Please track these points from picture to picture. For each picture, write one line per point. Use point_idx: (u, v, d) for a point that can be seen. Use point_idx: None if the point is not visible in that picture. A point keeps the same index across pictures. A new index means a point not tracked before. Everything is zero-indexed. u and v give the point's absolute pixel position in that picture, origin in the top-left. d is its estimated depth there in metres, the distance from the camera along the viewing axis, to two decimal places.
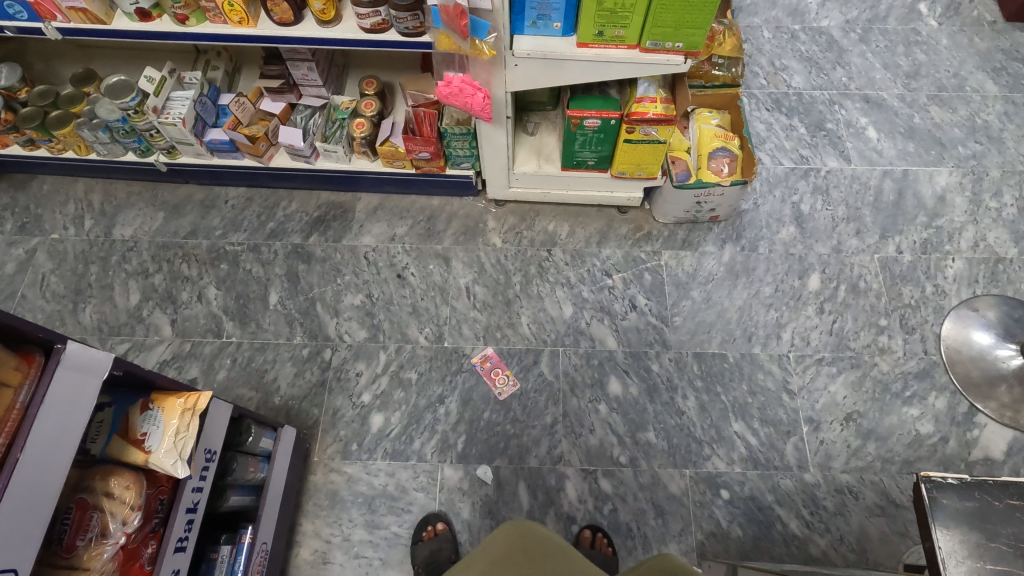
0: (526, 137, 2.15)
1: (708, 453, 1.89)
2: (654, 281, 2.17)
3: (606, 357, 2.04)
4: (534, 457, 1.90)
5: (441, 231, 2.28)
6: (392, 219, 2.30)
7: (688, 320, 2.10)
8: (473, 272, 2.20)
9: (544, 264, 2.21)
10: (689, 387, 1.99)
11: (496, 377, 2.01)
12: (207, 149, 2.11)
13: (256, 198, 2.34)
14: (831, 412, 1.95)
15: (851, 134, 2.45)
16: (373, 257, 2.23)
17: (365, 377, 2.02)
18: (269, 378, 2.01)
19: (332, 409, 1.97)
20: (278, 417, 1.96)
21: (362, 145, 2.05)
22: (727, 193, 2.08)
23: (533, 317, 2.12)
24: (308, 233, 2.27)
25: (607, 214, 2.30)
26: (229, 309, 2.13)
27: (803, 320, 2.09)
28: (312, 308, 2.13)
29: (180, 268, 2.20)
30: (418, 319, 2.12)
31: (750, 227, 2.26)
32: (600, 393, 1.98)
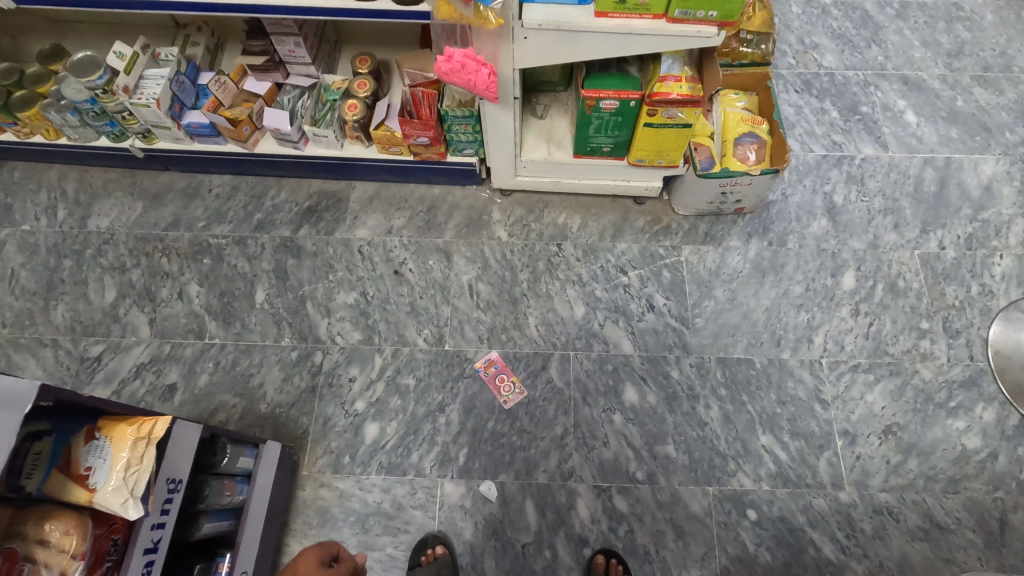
0: (535, 120, 1.96)
1: (733, 468, 1.73)
2: (673, 279, 1.99)
3: (621, 362, 1.87)
4: (543, 471, 1.74)
5: (443, 223, 2.10)
6: (390, 210, 2.13)
7: (710, 322, 1.92)
8: (477, 267, 2.03)
9: (553, 259, 2.04)
10: (713, 396, 1.82)
11: (501, 385, 1.84)
12: (186, 133, 1.93)
13: (242, 186, 2.17)
14: (868, 424, 1.78)
15: (888, 118, 2.25)
16: (368, 250, 2.06)
17: (359, 383, 1.86)
18: (255, 384, 1.86)
19: (323, 417, 1.81)
20: (265, 426, 1.80)
21: (355, 128, 1.86)
22: (756, 182, 1.89)
23: (542, 318, 1.95)
24: (298, 225, 2.10)
25: (623, 205, 2.12)
26: (213, 308, 1.97)
27: (837, 322, 1.92)
28: (302, 307, 1.97)
29: (160, 263, 2.04)
30: (416, 319, 1.95)
31: (779, 220, 2.07)
32: (615, 401, 1.82)
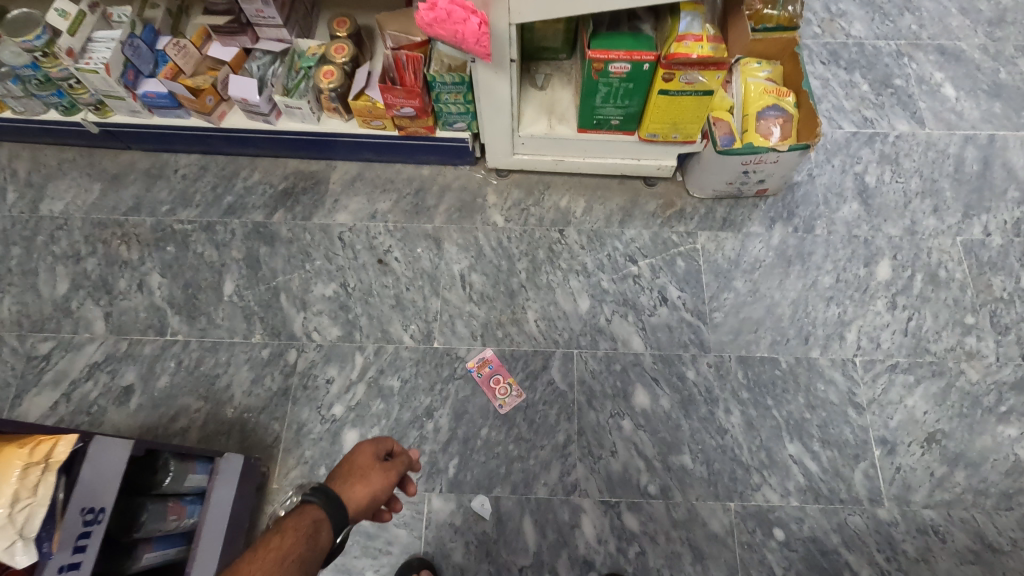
0: (535, 91, 1.76)
1: (757, 481, 1.54)
2: (688, 269, 1.79)
3: (631, 362, 1.67)
4: (543, 484, 1.54)
5: (432, 207, 1.90)
6: (373, 192, 1.92)
7: (730, 317, 1.72)
8: (469, 256, 1.82)
9: (555, 247, 1.83)
10: (733, 399, 1.62)
11: (496, 388, 1.64)
12: (144, 105, 1.72)
13: (211, 166, 1.96)
14: (909, 432, 1.58)
15: (924, 92, 2.04)
16: (349, 237, 1.85)
17: (337, 385, 1.66)
18: (221, 386, 1.66)
19: (297, 423, 1.62)
20: (231, 434, 1.61)
21: (332, 99, 1.65)
22: (783, 160, 1.67)
23: (542, 312, 1.74)
24: (272, 209, 1.90)
25: (632, 187, 1.91)
26: (175, 301, 1.77)
27: (871, 317, 1.71)
28: (275, 300, 1.77)
29: (118, 251, 1.84)
30: (402, 313, 1.75)
31: (804, 204, 1.87)
32: (623, 405, 1.62)
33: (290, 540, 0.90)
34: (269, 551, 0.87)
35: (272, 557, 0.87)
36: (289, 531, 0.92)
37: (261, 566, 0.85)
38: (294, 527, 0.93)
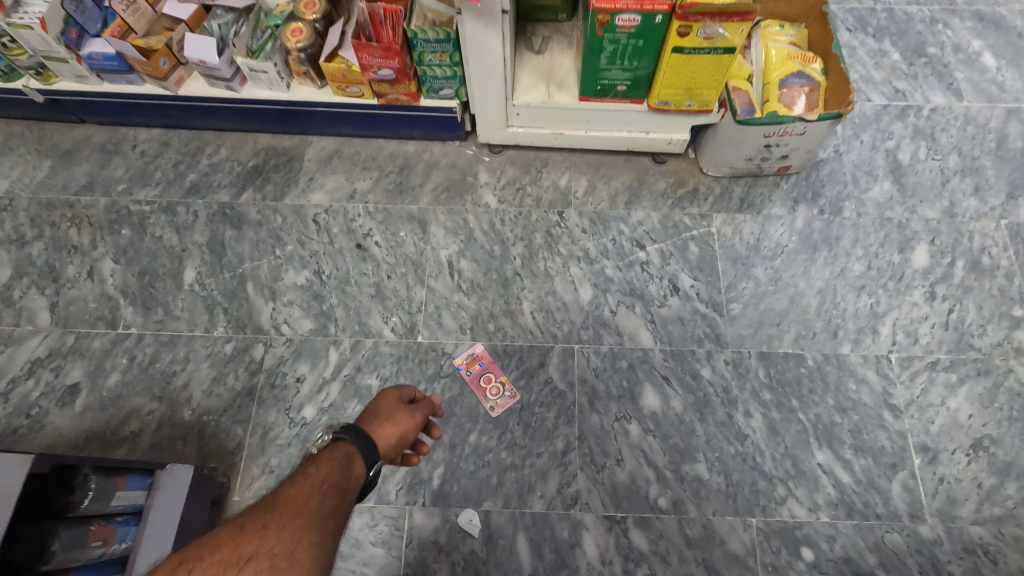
0: (531, 56, 1.56)
1: (781, 494, 1.36)
2: (702, 255, 1.60)
3: (638, 358, 1.49)
4: (540, 497, 1.36)
5: (418, 186, 1.71)
6: (352, 170, 1.73)
7: (749, 309, 1.54)
8: (459, 241, 1.64)
9: (554, 231, 1.65)
10: (754, 400, 1.44)
11: (486, 387, 1.46)
12: (91, 69, 1.54)
13: (173, 141, 1.77)
14: (952, 438, 1.40)
15: (961, 61, 1.85)
16: (325, 219, 1.67)
17: (309, 384, 1.48)
18: (178, 385, 1.48)
19: (263, 427, 1.44)
20: (187, 440, 1.42)
21: (301, 61, 1.47)
22: (810, 131, 1.47)
23: (539, 303, 1.56)
24: (239, 189, 1.71)
25: (640, 165, 1.72)
26: (130, 290, 1.58)
27: (908, 308, 1.53)
28: (241, 288, 1.58)
29: (68, 234, 1.65)
30: (383, 304, 1.57)
31: (831, 183, 1.68)
32: (630, 407, 1.44)
33: (326, 470, 0.91)
34: (307, 479, 0.88)
35: (310, 486, 0.87)
36: (324, 462, 0.93)
37: (301, 491, 0.85)
38: (329, 459, 0.94)
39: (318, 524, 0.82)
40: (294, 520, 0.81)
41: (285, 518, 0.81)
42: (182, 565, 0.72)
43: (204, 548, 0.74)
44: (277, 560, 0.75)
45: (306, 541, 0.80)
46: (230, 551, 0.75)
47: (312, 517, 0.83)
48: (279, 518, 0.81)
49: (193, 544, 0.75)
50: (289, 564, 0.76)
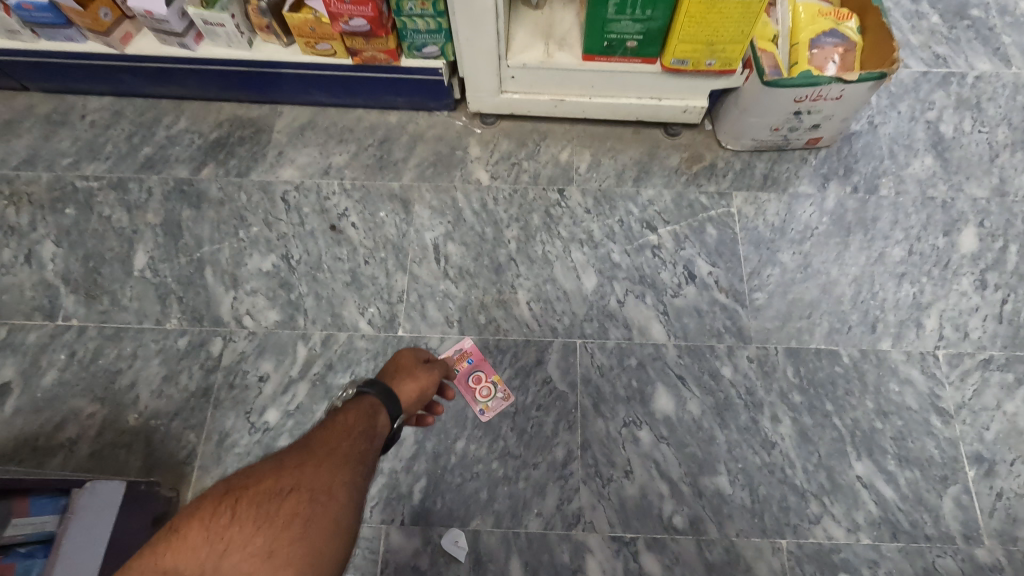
0: (528, 10, 1.37)
1: (815, 512, 1.18)
2: (721, 239, 1.41)
3: (649, 355, 1.31)
4: (536, 514, 1.18)
5: (400, 161, 1.52)
6: (327, 143, 1.54)
7: (776, 299, 1.35)
8: (446, 222, 1.45)
9: (553, 211, 1.46)
10: (782, 403, 1.26)
11: (475, 388, 1.27)
12: (23, 23, 1.34)
13: (127, 111, 1.58)
14: (1010, 447, 1.22)
15: (1008, 24, 1.66)
16: (295, 198, 1.48)
17: (273, 384, 1.30)
18: (123, 384, 1.30)
19: (219, 434, 1.26)
20: (133, 448, 1.24)
21: (262, 13, 1.28)
22: (849, 94, 1.28)
23: (536, 292, 1.37)
24: (199, 163, 1.51)
25: (649, 137, 1.53)
26: (72, 277, 1.39)
27: (956, 299, 1.35)
28: (198, 275, 1.39)
29: (3, 214, 1.46)
30: (359, 293, 1.38)
31: (865, 158, 1.49)
32: (640, 411, 1.26)
33: (354, 419, 0.87)
34: (338, 424, 0.86)
35: (340, 431, 0.85)
36: (351, 412, 0.88)
37: (333, 434, 0.84)
38: (355, 411, 0.89)
39: (353, 463, 0.80)
40: (330, 458, 0.79)
41: (321, 456, 0.79)
42: (226, 496, 0.72)
43: (245, 482, 0.74)
44: (317, 492, 0.74)
45: (342, 479, 0.77)
46: (271, 483, 0.74)
47: (347, 456, 0.81)
48: (315, 457, 0.79)
49: (234, 478, 0.75)
50: (328, 496, 0.74)
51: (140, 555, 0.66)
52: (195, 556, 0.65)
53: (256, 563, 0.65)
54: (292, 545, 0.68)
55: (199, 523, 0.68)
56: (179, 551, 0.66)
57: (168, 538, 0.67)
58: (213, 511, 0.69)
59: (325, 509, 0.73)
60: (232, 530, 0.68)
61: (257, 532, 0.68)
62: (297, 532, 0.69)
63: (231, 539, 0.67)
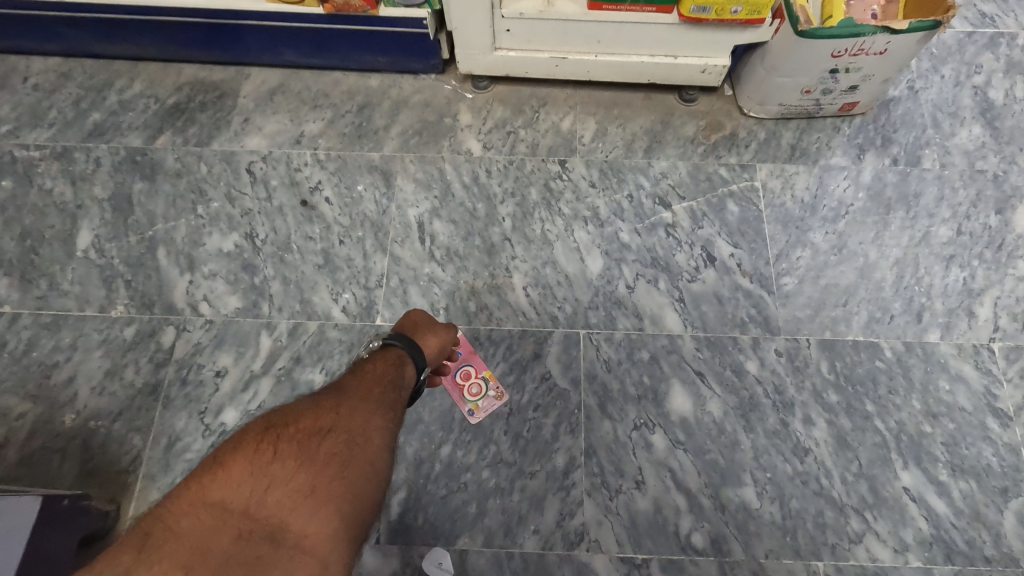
0: None
1: (856, 529, 1.02)
2: (744, 216, 1.25)
3: (663, 348, 1.14)
4: (533, 532, 1.02)
5: (381, 129, 1.34)
6: (299, 108, 1.37)
7: (807, 284, 1.19)
8: (432, 197, 1.28)
9: (554, 185, 1.29)
10: (815, 404, 1.10)
11: (464, 385, 1.10)
12: None
13: (75, 73, 1.40)
14: None
15: None
16: (262, 169, 1.31)
17: (232, 380, 1.13)
18: (60, 380, 1.13)
19: (169, 437, 1.09)
20: (68, 453, 1.08)
21: None
22: (895, 48, 1.12)
23: (534, 277, 1.21)
24: (155, 130, 1.34)
25: (662, 104, 1.36)
26: (5, 258, 1.22)
27: (1012, 285, 1.18)
28: (149, 256, 1.22)
29: None
30: (332, 277, 1.21)
31: (906, 126, 1.33)
32: (652, 412, 1.10)
33: (383, 368, 0.90)
34: (367, 373, 0.88)
35: (371, 379, 0.87)
36: (378, 362, 0.91)
37: (364, 383, 0.86)
38: (382, 360, 0.92)
39: (384, 410, 0.82)
40: (364, 403, 0.81)
41: (354, 401, 0.81)
42: (267, 433, 0.72)
43: (282, 422, 0.74)
44: (355, 435, 0.76)
45: (376, 423, 0.80)
46: (310, 421, 0.75)
47: (380, 401, 0.83)
48: (348, 401, 0.81)
49: (272, 416, 0.75)
50: (364, 439, 0.76)
51: (184, 484, 0.65)
52: (242, 489, 0.65)
53: (301, 498, 0.66)
54: (335, 485, 0.69)
55: (242, 457, 0.68)
56: (224, 485, 0.65)
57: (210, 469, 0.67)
58: (257, 447, 0.69)
59: (362, 449, 0.75)
60: (277, 467, 0.68)
61: (300, 470, 0.69)
62: (337, 472, 0.70)
63: (276, 475, 0.67)
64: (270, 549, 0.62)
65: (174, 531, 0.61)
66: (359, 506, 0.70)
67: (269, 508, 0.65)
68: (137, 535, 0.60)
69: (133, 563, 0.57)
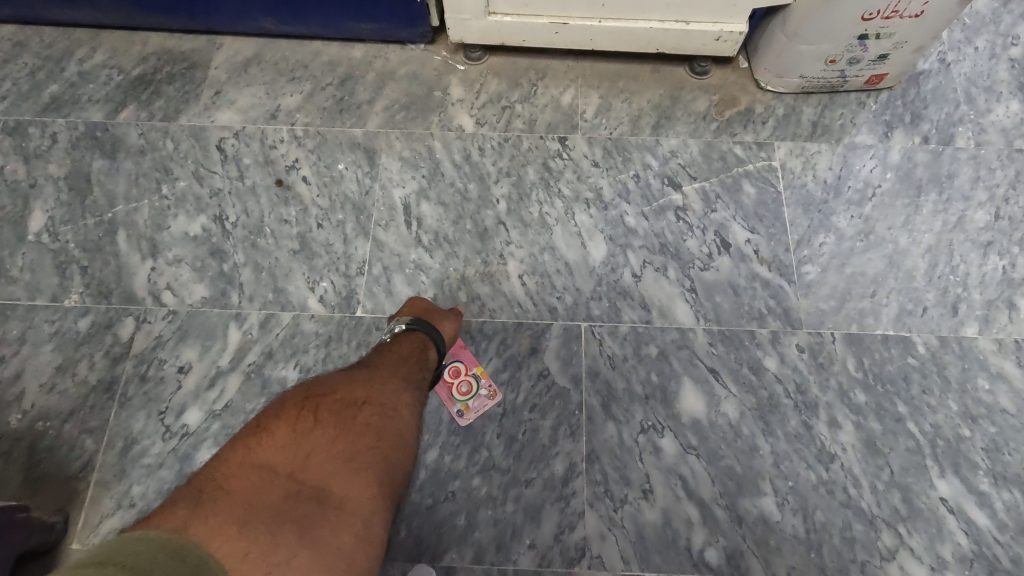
0: None
1: (888, 545, 0.92)
2: (761, 199, 1.14)
3: (674, 342, 1.04)
4: (528, 546, 0.92)
5: (365, 103, 1.23)
6: (276, 80, 1.25)
7: (831, 272, 1.08)
8: (420, 177, 1.17)
9: (554, 164, 1.18)
10: (842, 405, 0.99)
11: (452, 384, 1.00)
12: None
13: (31, 41, 1.28)
14: None
15: None
16: (234, 146, 1.19)
17: (197, 377, 1.02)
18: (6, 377, 1.02)
19: (125, 440, 0.98)
20: (12, 457, 0.97)
21: None
22: (933, 8, 1.01)
23: (531, 264, 1.10)
24: (117, 104, 1.23)
25: (671, 77, 1.25)
26: None
27: None
28: (108, 240, 1.11)
29: None
30: (309, 263, 1.10)
31: (938, 101, 1.21)
32: (661, 413, 0.99)
33: (407, 351, 0.90)
34: (394, 353, 0.90)
35: (396, 360, 0.88)
36: (401, 346, 0.90)
37: (392, 361, 0.88)
38: (405, 345, 0.91)
39: (412, 387, 0.86)
40: (393, 380, 0.84)
41: (384, 378, 0.84)
42: (309, 403, 0.76)
43: (321, 393, 0.78)
44: (385, 409, 0.80)
45: (406, 399, 0.83)
46: (346, 394, 0.79)
47: (407, 380, 0.85)
48: (378, 378, 0.84)
49: (309, 387, 0.79)
50: (394, 414, 0.80)
51: (233, 446, 0.69)
52: (287, 452, 0.69)
53: (341, 465, 0.71)
54: (371, 453, 0.74)
55: (287, 424, 0.72)
56: (271, 448, 0.69)
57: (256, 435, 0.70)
58: (299, 416, 0.73)
59: (393, 423, 0.79)
60: (319, 432, 0.72)
61: (341, 436, 0.73)
62: (373, 442, 0.75)
63: (318, 442, 0.71)
64: (316, 505, 0.66)
65: (225, 489, 0.64)
66: (390, 474, 0.75)
67: (313, 470, 0.69)
68: (191, 493, 0.64)
69: (191, 515, 0.60)
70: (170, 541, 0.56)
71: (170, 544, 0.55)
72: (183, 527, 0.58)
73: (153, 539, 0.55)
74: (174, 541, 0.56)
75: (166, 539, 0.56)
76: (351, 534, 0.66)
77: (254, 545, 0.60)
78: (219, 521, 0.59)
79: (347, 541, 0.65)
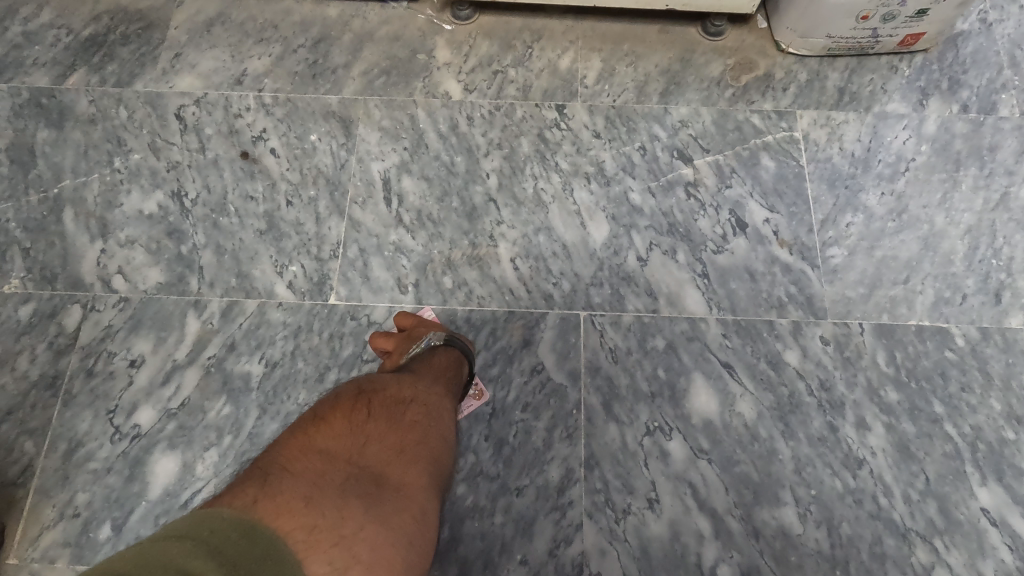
0: None
1: (923, 561, 0.82)
2: (781, 174, 1.02)
3: (683, 334, 0.93)
4: (519, 563, 0.82)
5: (341, 67, 1.10)
6: (242, 41, 1.13)
7: (859, 255, 0.97)
8: (401, 149, 1.05)
9: (551, 135, 1.06)
10: (873, 404, 0.89)
11: None
12: None
13: None
14: None
15: None
16: (195, 115, 1.07)
17: (151, 372, 0.92)
18: None
19: (69, 442, 0.88)
20: None
21: None
22: None
23: (523, 246, 0.98)
24: (65, 67, 1.10)
25: (682, 38, 1.12)
26: None
27: None
28: (52, 219, 1.00)
29: None
30: (276, 245, 0.99)
31: (978, 65, 1.09)
32: (669, 413, 0.88)
33: (443, 364, 0.82)
34: (431, 362, 0.81)
35: (435, 372, 0.80)
36: (435, 359, 0.82)
37: (430, 370, 0.79)
38: (438, 360, 0.82)
39: (451, 397, 0.77)
40: (435, 387, 0.76)
41: (427, 383, 0.75)
42: (360, 396, 0.66)
43: (370, 388, 0.69)
44: (429, 410, 0.70)
45: (446, 406, 0.74)
46: (394, 392, 0.69)
47: (447, 390, 0.77)
48: (421, 382, 0.75)
49: (358, 385, 0.69)
50: (439, 416, 0.71)
51: (287, 437, 0.58)
52: (345, 437, 0.59)
53: (396, 455, 0.60)
54: (423, 445, 0.65)
55: (342, 411, 0.62)
56: (328, 436, 0.58)
57: (310, 426, 0.60)
58: (352, 408, 0.63)
59: (438, 425, 0.70)
60: (375, 420, 0.62)
61: (395, 426, 0.64)
62: (422, 438, 0.65)
63: (373, 432, 0.61)
64: (379, 486, 0.56)
65: (286, 471, 0.52)
66: (439, 472, 0.66)
67: (371, 458, 0.58)
68: (247, 475, 0.53)
69: (258, 492, 0.49)
70: (242, 517, 0.46)
71: (243, 520, 0.45)
72: (251, 504, 0.47)
73: (221, 515, 0.45)
74: (244, 516, 0.46)
75: (235, 514, 0.46)
76: (411, 516, 0.56)
77: (324, 523, 0.48)
78: (284, 498, 0.49)
79: (409, 524, 0.55)
